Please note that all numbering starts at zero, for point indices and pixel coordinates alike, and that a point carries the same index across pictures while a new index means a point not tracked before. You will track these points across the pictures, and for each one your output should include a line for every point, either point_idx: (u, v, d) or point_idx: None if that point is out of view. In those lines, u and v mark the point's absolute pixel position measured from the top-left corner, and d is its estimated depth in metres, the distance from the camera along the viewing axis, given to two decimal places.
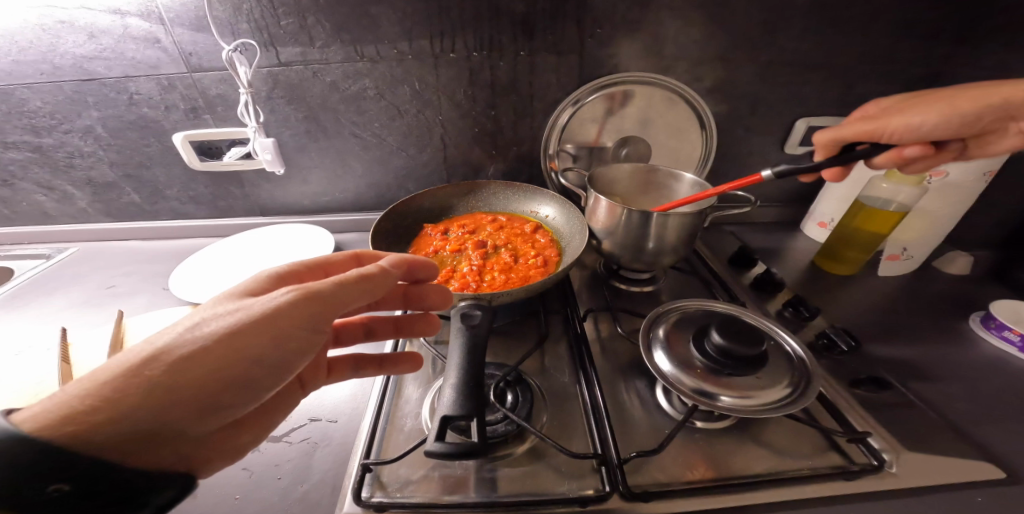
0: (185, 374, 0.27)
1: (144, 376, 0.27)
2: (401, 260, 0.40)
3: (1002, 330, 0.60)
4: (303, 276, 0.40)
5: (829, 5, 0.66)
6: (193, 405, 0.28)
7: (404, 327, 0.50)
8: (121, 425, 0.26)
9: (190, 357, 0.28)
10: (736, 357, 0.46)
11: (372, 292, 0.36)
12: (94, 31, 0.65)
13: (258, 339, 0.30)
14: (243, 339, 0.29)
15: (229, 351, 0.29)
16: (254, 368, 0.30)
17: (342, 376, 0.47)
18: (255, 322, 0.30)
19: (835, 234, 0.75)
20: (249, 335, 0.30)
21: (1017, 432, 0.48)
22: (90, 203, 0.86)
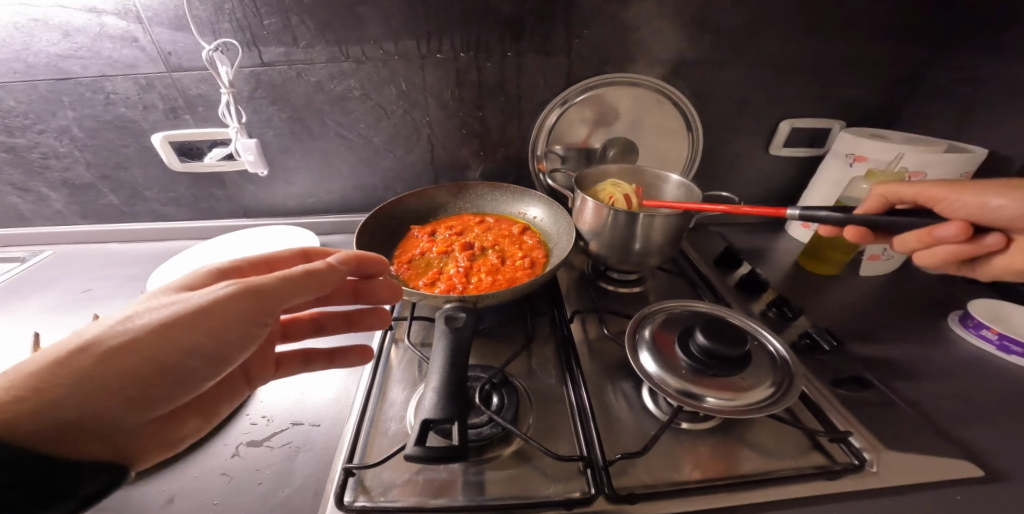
0: (118, 364, 0.27)
1: (72, 366, 0.26)
2: (351, 256, 0.43)
3: (979, 329, 0.61)
4: (246, 272, 0.41)
5: (811, 10, 0.67)
6: (126, 395, 0.28)
7: (356, 321, 0.53)
8: (48, 415, 0.25)
9: (124, 346, 0.28)
10: (720, 358, 0.46)
11: (318, 287, 0.37)
12: (69, 29, 0.63)
13: (195, 330, 0.30)
14: (180, 329, 0.30)
15: (165, 342, 0.29)
16: (191, 358, 0.31)
17: (289, 371, 0.49)
18: (192, 312, 0.30)
19: (818, 235, 0.76)
20: (186, 326, 0.30)
21: (993, 429, 0.49)
22: (66, 205, 0.84)
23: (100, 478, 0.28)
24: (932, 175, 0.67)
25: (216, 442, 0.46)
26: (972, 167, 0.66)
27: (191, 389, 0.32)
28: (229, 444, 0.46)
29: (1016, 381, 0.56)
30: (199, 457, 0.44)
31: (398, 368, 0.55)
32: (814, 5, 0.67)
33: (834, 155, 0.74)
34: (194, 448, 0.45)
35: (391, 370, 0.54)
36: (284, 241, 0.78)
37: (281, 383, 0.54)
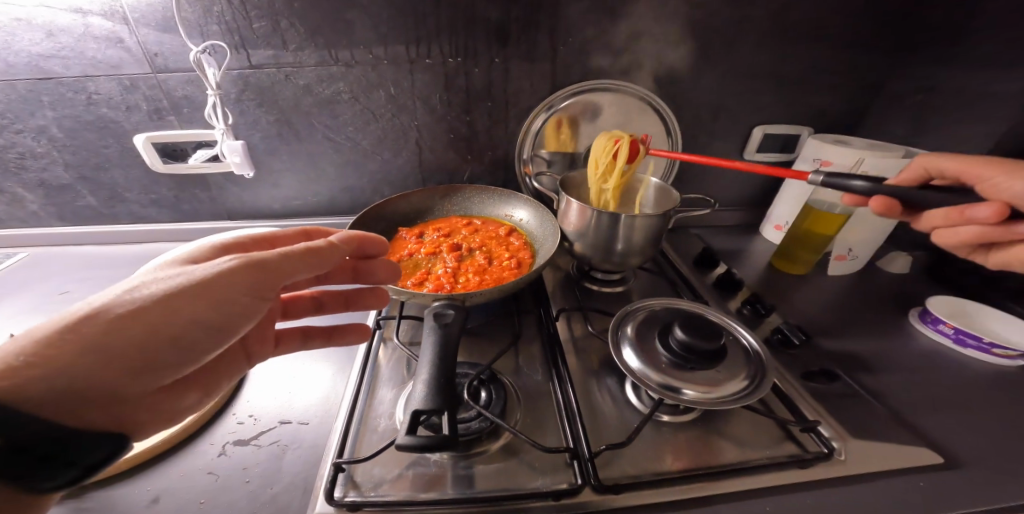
0: (126, 330, 0.29)
1: (80, 331, 0.28)
2: (350, 236, 0.43)
3: (937, 323, 0.65)
4: (248, 248, 0.44)
5: (780, 24, 0.72)
6: (129, 360, 0.30)
7: (355, 301, 0.54)
8: (59, 377, 0.27)
9: (130, 314, 0.30)
10: (699, 353, 0.49)
11: (318, 264, 0.38)
12: (53, 29, 0.62)
13: (198, 300, 0.32)
14: (184, 299, 0.31)
15: (168, 310, 0.31)
16: (193, 328, 0.32)
17: (289, 349, 0.51)
18: (196, 283, 0.32)
19: (788, 236, 0.80)
20: (190, 296, 0.32)
21: (949, 416, 0.53)
22: (42, 206, 0.81)
23: (103, 447, 0.30)
24: None
25: (203, 441, 0.46)
26: None
27: (194, 360, 0.34)
28: (215, 444, 0.45)
29: (971, 372, 0.60)
30: (186, 457, 0.44)
31: (386, 367, 0.56)
32: (782, 20, 0.71)
33: (803, 160, 0.78)
34: (180, 447, 0.45)
35: (380, 369, 0.55)
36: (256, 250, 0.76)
37: (267, 383, 0.54)
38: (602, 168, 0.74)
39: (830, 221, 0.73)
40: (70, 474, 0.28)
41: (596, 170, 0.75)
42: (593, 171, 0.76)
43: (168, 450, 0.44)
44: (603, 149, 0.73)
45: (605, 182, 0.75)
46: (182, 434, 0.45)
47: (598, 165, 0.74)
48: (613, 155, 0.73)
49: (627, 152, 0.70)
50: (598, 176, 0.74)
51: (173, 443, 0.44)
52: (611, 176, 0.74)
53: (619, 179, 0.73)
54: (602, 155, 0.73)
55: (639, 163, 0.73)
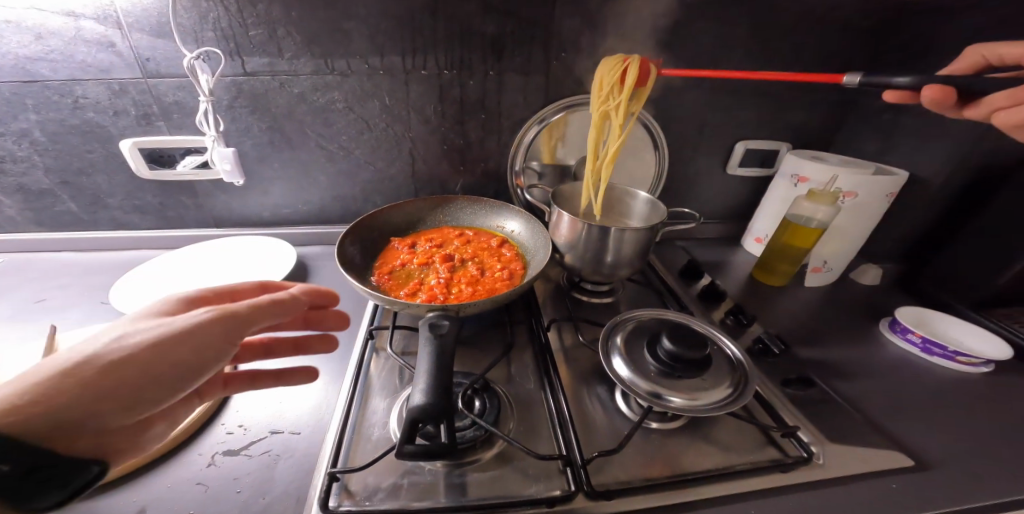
0: (120, 373, 0.30)
1: (75, 376, 0.29)
2: (308, 288, 0.45)
3: (906, 332, 0.69)
4: (212, 300, 0.44)
5: (759, 46, 0.76)
6: (121, 401, 0.30)
7: (306, 347, 0.54)
8: (51, 417, 0.28)
9: (124, 360, 0.31)
10: (684, 362, 0.51)
11: (287, 314, 0.40)
12: (42, 32, 0.61)
13: (188, 344, 0.33)
14: (176, 343, 0.33)
15: (161, 353, 0.32)
16: (183, 370, 0.33)
17: (238, 389, 0.48)
18: (187, 328, 0.34)
19: (768, 249, 0.84)
20: (181, 341, 0.33)
21: (918, 422, 0.56)
22: (19, 211, 0.79)
23: (92, 469, 0.30)
24: (862, 195, 0.75)
25: (191, 451, 0.45)
26: (895, 189, 0.75)
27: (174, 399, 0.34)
28: (204, 454, 0.45)
29: (937, 379, 0.64)
30: (173, 467, 0.43)
31: (379, 376, 0.56)
32: (761, 43, 0.75)
33: (782, 175, 0.83)
34: (168, 457, 0.44)
35: (373, 378, 0.55)
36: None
37: (257, 393, 0.53)
38: (606, 88, 0.67)
39: (806, 235, 0.77)
40: (57, 495, 0.28)
41: (600, 91, 0.68)
42: (597, 93, 0.69)
43: (155, 461, 0.43)
44: (611, 68, 0.66)
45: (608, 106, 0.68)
46: (170, 444, 0.44)
47: (603, 85, 0.67)
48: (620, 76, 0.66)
49: (636, 72, 0.63)
50: (602, 98, 0.67)
51: (161, 452, 0.44)
52: (617, 98, 0.66)
53: (625, 102, 0.66)
54: (608, 74, 0.66)
55: (648, 86, 0.66)
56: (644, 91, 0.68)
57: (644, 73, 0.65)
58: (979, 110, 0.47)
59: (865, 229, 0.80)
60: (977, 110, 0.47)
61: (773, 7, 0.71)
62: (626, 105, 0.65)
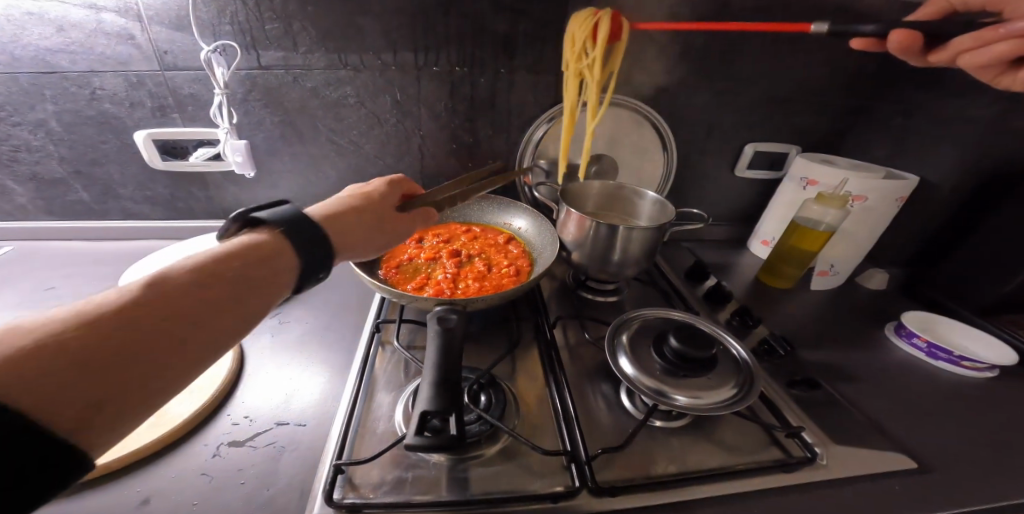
0: (192, 283, 0.31)
1: (113, 303, 0.26)
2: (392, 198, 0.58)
3: (911, 337, 0.69)
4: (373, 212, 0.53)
5: (771, 49, 0.75)
6: (137, 372, 0.25)
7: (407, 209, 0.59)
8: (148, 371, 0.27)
9: (164, 272, 0.30)
10: (690, 360, 0.51)
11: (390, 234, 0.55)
12: (64, 24, 0.62)
13: (362, 244, 0.50)
14: (332, 221, 0.48)
15: (231, 248, 0.35)
16: (286, 280, 0.37)
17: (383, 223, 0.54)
18: (352, 211, 0.50)
19: (773, 252, 0.84)
20: (357, 237, 0.49)
21: (924, 426, 0.56)
22: (31, 200, 0.80)
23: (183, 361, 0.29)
24: (872, 199, 0.75)
25: (196, 442, 0.45)
26: (905, 193, 0.75)
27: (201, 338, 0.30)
28: (209, 445, 0.45)
29: (942, 384, 0.63)
30: (178, 457, 0.44)
31: (385, 370, 0.57)
32: (776, 46, 0.75)
33: (790, 178, 0.82)
34: (173, 447, 0.44)
35: (378, 372, 0.56)
36: None
37: (264, 384, 0.54)
38: (579, 44, 0.65)
39: (814, 239, 0.77)
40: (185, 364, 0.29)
41: (572, 48, 0.66)
42: (569, 52, 0.68)
43: (159, 452, 0.44)
44: (582, 22, 0.65)
45: (582, 64, 0.66)
46: (175, 433, 0.45)
47: (576, 41, 0.65)
48: (592, 31, 0.65)
49: (608, 26, 0.63)
50: (575, 54, 0.66)
51: (166, 442, 0.44)
52: (591, 54, 0.65)
53: (599, 57, 0.64)
54: (580, 29, 0.65)
55: (620, 41, 0.66)
56: (618, 47, 0.67)
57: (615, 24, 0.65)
58: (949, 51, 0.47)
59: (873, 232, 0.79)
60: (943, 54, 0.49)
61: (787, 11, 0.71)
62: (601, 59, 0.64)
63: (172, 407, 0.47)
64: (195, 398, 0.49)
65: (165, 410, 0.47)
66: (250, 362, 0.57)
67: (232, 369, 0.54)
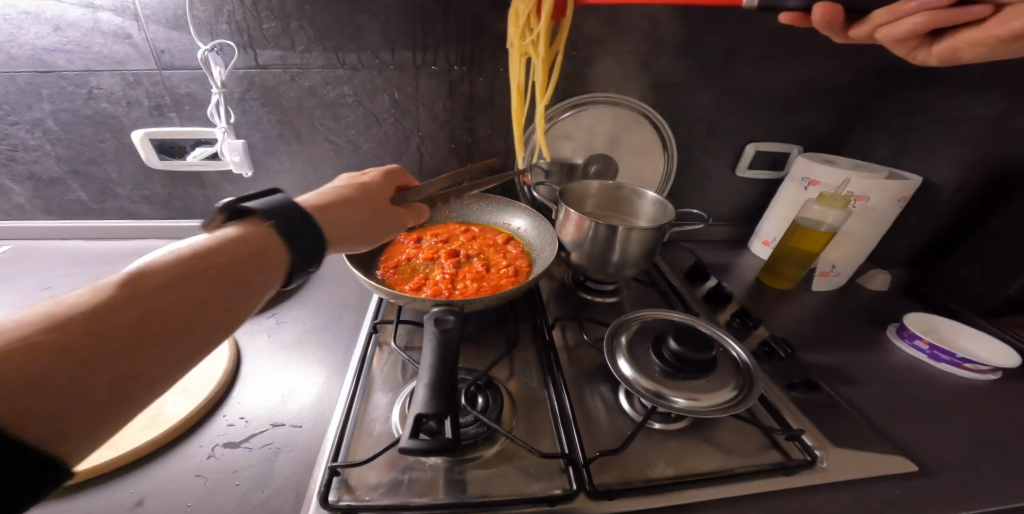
0: (171, 278, 0.30)
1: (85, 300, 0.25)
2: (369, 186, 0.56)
3: (913, 339, 0.68)
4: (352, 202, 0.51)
5: (773, 48, 0.75)
6: (117, 372, 0.25)
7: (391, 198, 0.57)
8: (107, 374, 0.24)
9: (142, 268, 0.29)
10: (689, 362, 0.50)
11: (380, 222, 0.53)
12: (61, 23, 0.62)
13: (351, 238, 0.49)
14: (319, 212, 0.47)
15: (215, 243, 0.35)
16: (271, 276, 0.37)
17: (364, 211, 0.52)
18: (339, 203, 0.49)
19: (774, 252, 0.83)
20: (344, 229, 0.48)
21: (926, 428, 0.55)
22: (29, 200, 0.80)
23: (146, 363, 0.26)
24: (874, 200, 0.74)
25: (191, 443, 0.45)
26: (908, 194, 0.74)
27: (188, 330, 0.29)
28: (204, 447, 0.45)
29: (944, 386, 0.63)
30: (173, 458, 0.43)
31: (382, 370, 0.56)
32: (777, 45, 0.74)
33: (791, 178, 0.82)
34: (167, 448, 0.44)
35: (375, 373, 0.56)
36: None
37: (260, 385, 0.54)
38: (522, 18, 0.61)
39: (816, 239, 0.77)
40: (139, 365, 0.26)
41: (515, 23, 0.62)
42: (513, 27, 0.63)
43: (155, 452, 0.43)
44: None
45: (527, 41, 0.62)
46: (171, 434, 0.45)
47: (518, 15, 0.61)
48: (535, 4, 0.60)
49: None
50: (519, 30, 0.62)
51: (162, 443, 0.44)
52: (535, 30, 0.61)
53: (543, 33, 0.60)
54: (522, 0, 0.60)
55: (566, 16, 0.62)
56: (565, 24, 0.63)
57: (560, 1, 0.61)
58: (864, 28, 0.46)
59: (875, 233, 0.79)
60: (861, 31, 0.47)
61: None
62: (544, 36, 0.60)
63: (168, 408, 0.47)
64: (191, 399, 0.48)
65: (160, 411, 0.47)
66: (248, 362, 0.57)
67: (229, 369, 0.54)
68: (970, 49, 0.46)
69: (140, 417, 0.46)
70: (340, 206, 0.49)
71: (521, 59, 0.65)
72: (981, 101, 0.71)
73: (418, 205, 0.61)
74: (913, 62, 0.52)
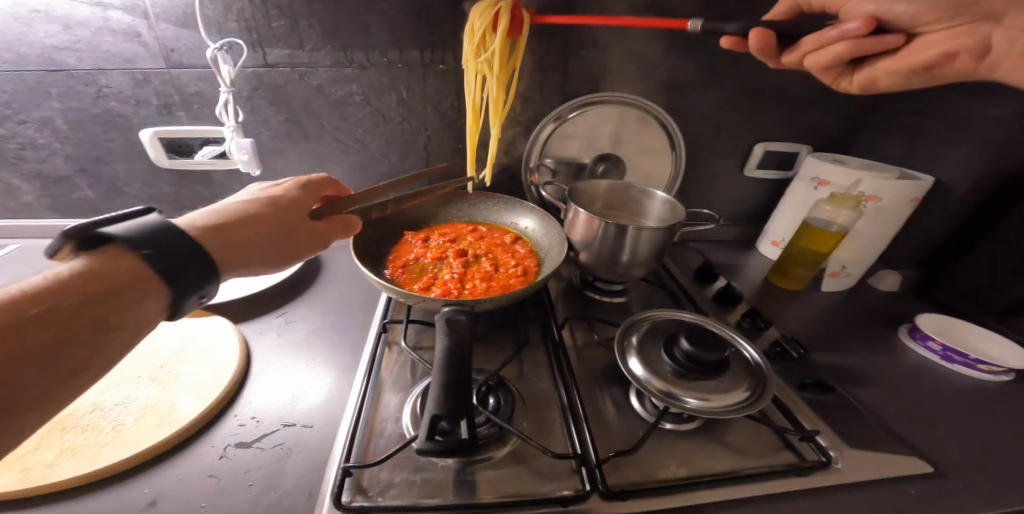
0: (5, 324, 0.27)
1: None
2: (296, 200, 0.53)
3: (926, 340, 0.68)
4: (270, 219, 0.48)
5: None
6: None
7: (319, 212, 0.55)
8: None
9: None
10: (702, 363, 0.50)
11: (300, 241, 0.51)
12: (70, 22, 0.62)
13: (262, 258, 0.46)
14: (222, 233, 0.44)
15: (60, 279, 0.31)
16: (147, 304, 0.35)
17: (282, 231, 0.49)
18: (250, 221, 0.46)
19: (784, 253, 0.83)
20: (249, 250, 0.45)
21: (940, 430, 0.55)
22: (37, 198, 0.80)
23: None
24: (886, 200, 0.74)
25: (203, 443, 0.45)
26: (920, 194, 0.74)
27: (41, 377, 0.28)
28: (216, 447, 0.45)
29: (957, 387, 0.62)
30: (185, 458, 0.43)
31: (392, 370, 0.56)
32: None
33: (801, 178, 0.81)
34: (180, 448, 0.44)
35: (385, 373, 0.56)
36: (206, 315, 0.62)
37: (270, 385, 0.53)
38: (476, 37, 0.61)
39: (827, 240, 0.76)
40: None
41: (470, 41, 0.63)
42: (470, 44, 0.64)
43: (167, 452, 0.43)
44: (481, 13, 0.61)
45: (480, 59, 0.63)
46: (183, 433, 0.44)
47: (473, 33, 0.62)
48: (491, 24, 0.61)
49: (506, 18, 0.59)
50: (473, 48, 0.62)
51: (174, 443, 0.44)
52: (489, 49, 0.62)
53: (496, 53, 0.61)
54: (478, 20, 0.61)
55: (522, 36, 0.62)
56: (521, 44, 0.64)
57: (517, 21, 0.62)
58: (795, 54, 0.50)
59: (886, 234, 0.79)
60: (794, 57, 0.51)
61: None
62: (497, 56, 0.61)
63: (179, 407, 0.47)
64: (202, 398, 0.48)
65: (172, 410, 0.46)
66: (257, 362, 0.57)
67: (239, 368, 0.53)
68: (885, 77, 0.53)
69: (151, 416, 0.45)
70: (255, 222, 0.47)
71: (475, 75, 0.66)
72: (992, 101, 0.71)
73: (348, 217, 0.57)
74: (838, 87, 0.59)
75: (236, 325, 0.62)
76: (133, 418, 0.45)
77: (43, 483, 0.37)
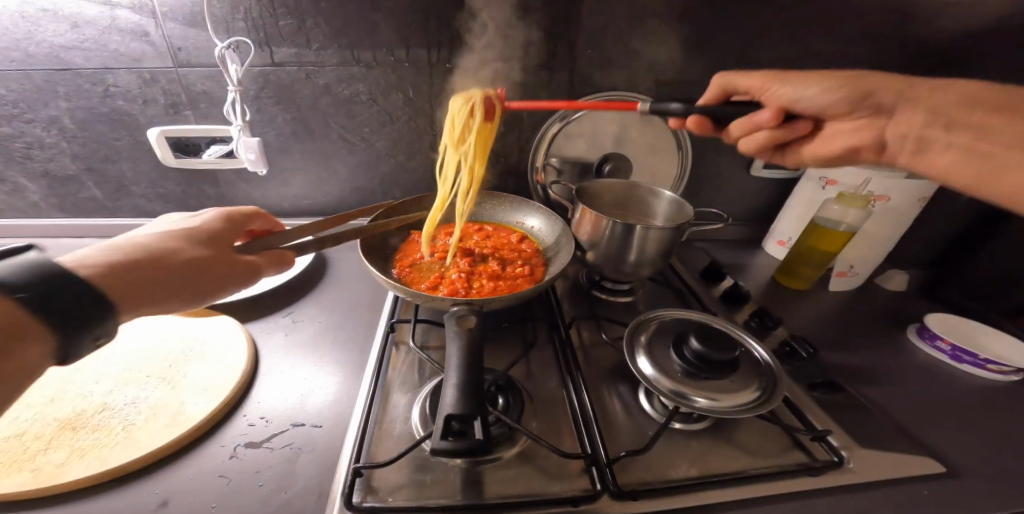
0: None
1: None
2: (214, 232, 0.46)
3: (935, 340, 0.68)
4: (179, 251, 0.41)
5: (792, 45, 0.74)
6: None
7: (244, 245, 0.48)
8: None
9: None
10: (711, 363, 0.50)
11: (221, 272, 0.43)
12: (78, 21, 0.62)
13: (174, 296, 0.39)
14: (120, 273, 0.36)
15: None
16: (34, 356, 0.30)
17: (196, 261, 0.42)
18: (150, 256, 0.39)
19: (791, 253, 0.83)
20: (152, 290, 0.37)
21: (950, 429, 0.55)
22: (44, 197, 0.80)
23: None
24: (894, 199, 0.74)
25: (213, 443, 0.45)
26: (928, 193, 0.74)
27: None
28: (226, 446, 0.45)
29: (966, 386, 0.62)
30: (196, 458, 0.43)
31: (400, 370, 0.56)
32: (796, 43, 0.74)
33: (807, 178, 0.81)
34: (191, 448, 0.44)
35: (393, 372, 0.56)
36: (215, 314, 0.62)
37: (279, 384, 0.53)
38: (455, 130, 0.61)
39: (834, 239, 0.76)
40: None
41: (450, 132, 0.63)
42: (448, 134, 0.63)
43: (178, 452, 0.43)
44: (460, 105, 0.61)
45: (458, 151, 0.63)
46: (193, 433, 0.44)
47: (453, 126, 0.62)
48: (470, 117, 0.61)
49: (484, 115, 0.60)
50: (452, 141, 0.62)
51: (184, 443, 0.44)
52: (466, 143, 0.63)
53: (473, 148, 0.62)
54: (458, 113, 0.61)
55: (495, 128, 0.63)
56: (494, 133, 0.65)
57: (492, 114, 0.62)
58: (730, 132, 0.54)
59: (893, 233, 0.78)
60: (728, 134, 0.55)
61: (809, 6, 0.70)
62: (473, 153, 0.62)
63: (190, 407, 0.47)
64: (212, 398, 0.48)
65: (182, 409, 0.47)
66: (265, 361, 0.57)
67: (248, 368, 0.53)
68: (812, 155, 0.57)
69: (161, 416, 0.45)
70: (161, 258, 0.39)
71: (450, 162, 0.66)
72: None
73: (281, 250, 0.50)
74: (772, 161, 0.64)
75: (244, 324, 0.62)
76: (143, 418, 0.45)
77: (53, 484, 0.37)
